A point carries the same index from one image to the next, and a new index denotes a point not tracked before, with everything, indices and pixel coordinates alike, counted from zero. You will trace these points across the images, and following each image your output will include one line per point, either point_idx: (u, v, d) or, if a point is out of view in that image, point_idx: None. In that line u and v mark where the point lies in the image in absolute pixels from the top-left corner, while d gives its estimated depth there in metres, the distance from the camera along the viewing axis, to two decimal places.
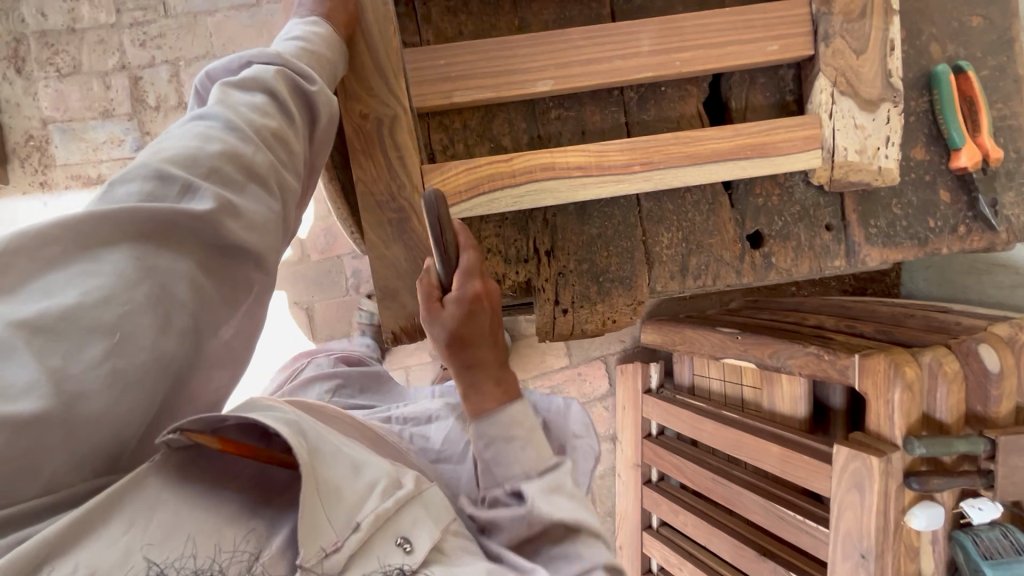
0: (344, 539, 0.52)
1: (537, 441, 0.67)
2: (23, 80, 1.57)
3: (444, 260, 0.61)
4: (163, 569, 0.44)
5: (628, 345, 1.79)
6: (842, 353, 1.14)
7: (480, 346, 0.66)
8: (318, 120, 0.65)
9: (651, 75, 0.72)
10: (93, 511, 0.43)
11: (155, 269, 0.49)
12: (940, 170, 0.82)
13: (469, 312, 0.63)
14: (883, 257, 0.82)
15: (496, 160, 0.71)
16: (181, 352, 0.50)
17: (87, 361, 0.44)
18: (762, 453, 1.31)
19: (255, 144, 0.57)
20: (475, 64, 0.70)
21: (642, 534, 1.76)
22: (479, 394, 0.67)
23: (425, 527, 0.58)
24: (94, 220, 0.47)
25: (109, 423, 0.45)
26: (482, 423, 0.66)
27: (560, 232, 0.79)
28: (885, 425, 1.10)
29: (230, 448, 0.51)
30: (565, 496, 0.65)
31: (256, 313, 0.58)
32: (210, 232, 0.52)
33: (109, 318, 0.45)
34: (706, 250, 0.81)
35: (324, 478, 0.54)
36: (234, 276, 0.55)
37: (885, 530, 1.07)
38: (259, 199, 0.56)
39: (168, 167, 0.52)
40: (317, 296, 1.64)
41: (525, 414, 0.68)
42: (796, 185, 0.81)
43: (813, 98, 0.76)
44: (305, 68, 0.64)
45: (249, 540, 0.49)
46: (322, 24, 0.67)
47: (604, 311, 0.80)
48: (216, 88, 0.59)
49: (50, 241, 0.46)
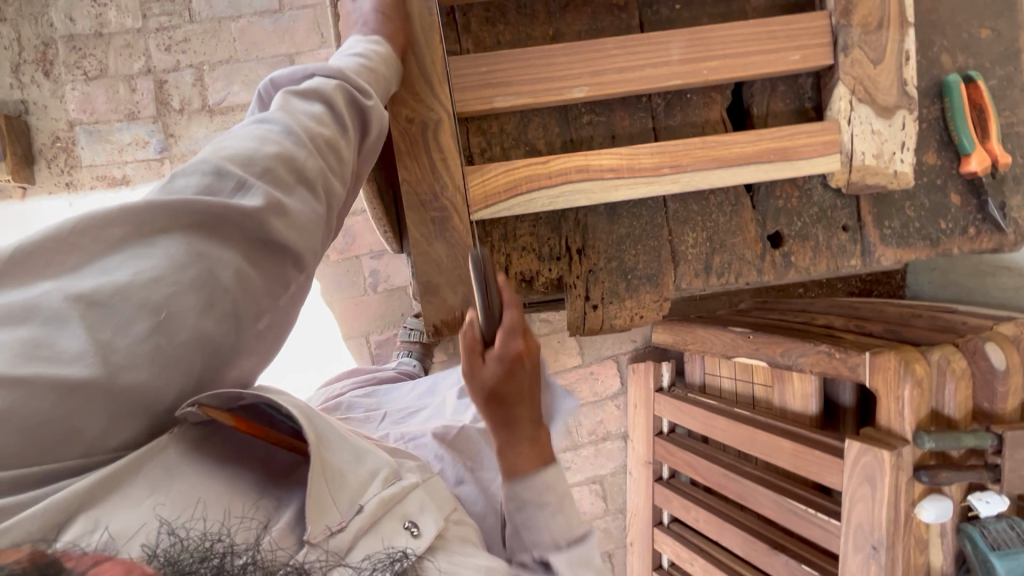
0: (349, 519, 0.57)
1: (569, 510, 0.71)
2: (50, 83, 1.61)
3: (487, 320, 0.65)
4: (175, 528, 0.47)
5: (639, 345, 1.84)
6: (853, 351, 1.18)
7: (518, 405, 0.69)
8: (368, 132, 0.69)
9: (679, 82, 0.76)
10: (117, 472, 0.47)
11: (205, 255, 0.52)
12: (951, 174, 0.86)
13: (509, 370, 0.66)
14: (896, 256, 0.86)
15: (533, 162, 0.75)
16: (222, 338, 0.54)
17: (134, 336, 0.48)
18: (773, 448, 1.35)
19: (308, 149, 0.61)
20: (516, 71, 0.74)
21: (653, 530, 1.79)
22: (515, 453, 0.71)
23: (423, 514, 0.64)
24: (155, 210, 0.52)
25: (144, 393, 0.49)
26: (517, 485, 0.70)
27: (591, 232, 0.82)
28: (896, 421, 1.13)
29: (244, 427, 0.56)
30: (591, 569, 0.70)
31: (289, 308, 0.62)
32: (256, 227, 0.56)
33: (156, 297, 0.49)
34: (729, 249, 0.85)
35: (329, 463, 0.59)
36: (278, 274, 0.59)
37: (895, 522, 1.11)
38: (306, 201, 0.60)
39: (225, 165, 0.56)
40: (337, 295, 1.67)
41: (560, 482, 0.71)
42: (815, 188, 0.85)
43: (831, 105, 0.80)
44: (363, 84, 0.68)
45: (256, 510, 0.53)
46: (382, 44, 0.71)
47: (633, 307, 0.84)
48: (278, 96, 0.64)
49: (114, 223, 0.51)
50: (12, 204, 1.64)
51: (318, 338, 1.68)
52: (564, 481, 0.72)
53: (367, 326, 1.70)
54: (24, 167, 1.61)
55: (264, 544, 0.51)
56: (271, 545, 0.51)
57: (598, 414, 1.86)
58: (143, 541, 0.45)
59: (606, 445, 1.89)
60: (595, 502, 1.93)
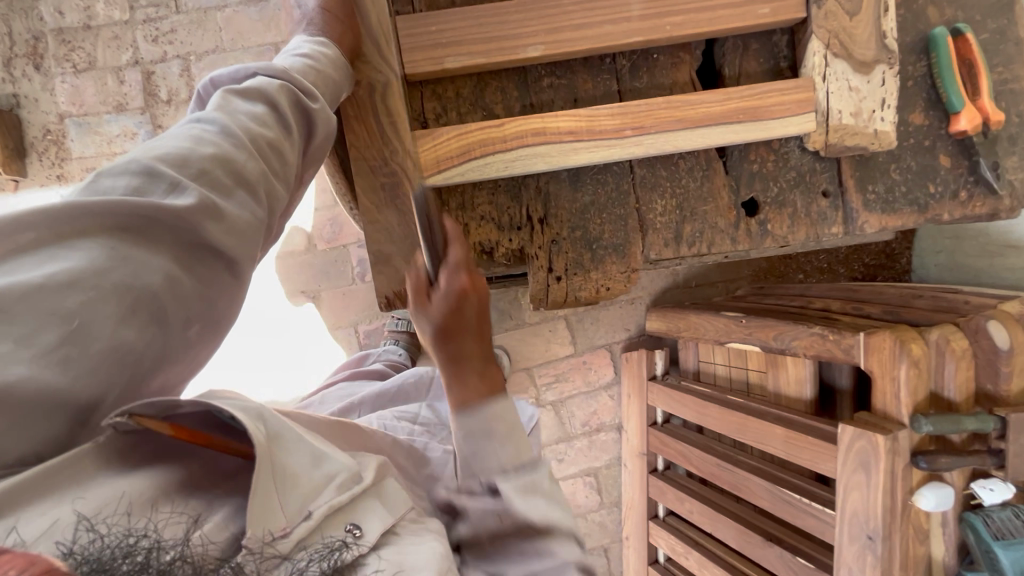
0: (295, 526, 0.50)
1: (517, 440, 0.64)
2: (41, 76, 1.60)
3: (429, 244, 0.64)
4: (94, 524, 0.41)
5: (633, 334, 1.80)
6: (847, 332, 1.10)
7: (465, 337, 0.64)
8: (313, 136, 0.67)
9: (641, 40, 0.72)
10: (19, 484, 0.41)
11: (129, 259, 0.48)
12: (940, 134, 0.81)
13: (454, 303, 0.63)
14: (881, 223, 0.81)
15: (487, 125, 0.72)
16: (144, 346, 0.49)
17: (40, 347, 0.43)
18: (766, 435, 1.28)
19: (247, 151, 0.58)
20: (466, 30, 0.71)
21: (648, 523, 1.74)
22: (463, 389, 0.64)
23: (376, 513, 0.57)
24: (75, 211, 0.48)
25: (44, 409, 0.43)
26: (464, 417, 0.63)
27: (553, 201, 0.79)
28: (892, 404, 1.06)
29: (184, 436, 0.49)
30: (541, 496, 0.63)
31: (228, 317, 0.57)
32: (188, 230, 0.52)
33: (70, 304, 0.45)
34: (700, 217, 0.80)
35: (280, 463, 0.52)
36: (212, 279, 0.55)
37: (892, 510, 1.03)
38: (245, 206, 0.56)
39: (158, 165, 0.52)
40: (325, 285, 1.65)
41: (508, 411, 0.64)
42: (792, 151, 0.80)
43: (807, 61, 0.75)
44: (309, 85, 0.65)
45: (186, 505, 0.47)
46: (330, 46, 0.70)
47: (598, 278, 0.80)
48: (218, 95, 0.61)
49: (26, 226, 0.46)
50: (6, 198, 1.64)
51: (303, 327, 1.64)
52: (514, 412, 0.65)
53: (355, 316, 1.66)
54: (16, 160, 1.59)
55: (194, 539, 0.44)
56: (203, 539, 0.45)
57: (591, 404, 1.82)
58: (56, 539, 0.39)
59: (600, 436, 1.85)
60: (590, 495, 1.89)
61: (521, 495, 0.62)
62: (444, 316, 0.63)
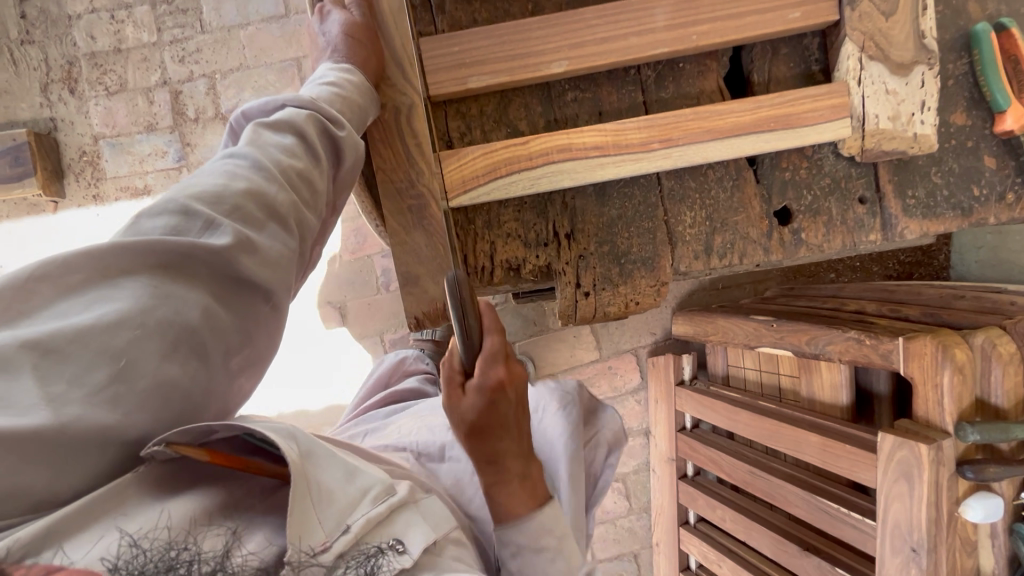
0: (334, 540, 0.49)
1: (568, 552, 0.66)
2: (75, 100, 1.65)
3: (466, 345, 0.60)
4: (137, 539, 0.43)
5: (659, 337, 1.79)
6: (885, 337, 1.06)
7: (503, 436, 0.63)
8: (342, 163, 0.68)
9: (668, 50, 0.71)
10: (65, 516, 0.42)
11: (170, 296, 0.50)
12: (983, 135, 0.78)
13: (491, 404, 0.61)
14: (922, 229, 0.78)
15: (512, 143, 0.71)
16: (188, 382, 0.50)
17: (91, 385, 0.45)
18: (801, 442, 1.25)
19: (279, 183, 0.59)
20: (490, 49, 0.71)
21: (679, 530, 1.72)
22: (506, 494, 0.65)
23: (419, 532, 0.55)
24: (119, 250, 0.49)
25: (98, 444, 0.45)
26: (511, 530, 0.65)
27: (580, 215, 0.78)
28: (935, 411, 1.00)
29: (221, 460, 0.49)
30: None
31: (268, 349, 0.58)
32: (225, 265, 0.53)
33: (118, 343, 0.46)
34: (731, 228, 0.79)
35: (315, 481, 0.51)
36: (248, 311, 0.55)
37: (937, 522, 0.98)
38: (277, 238, 0.57)
39: (193, 204, 0.53)
40: (351, 296, 1.66)
41: (557, 522, 0.66)
42: (826, 157, 0.78)
43: (840, 66, 0.73)
44: (336, 113, 0.66)
45: (226, 517, 0.48)
46: (354, 72, 0.72)
47: (627, 293, 0.79)
48: (249, 128, 0.62)
49: (75, 268, 0.48)
50: (45, 217, 1.69)
51: (330, 337, 1.66)
52: (561, 520, 0.67)
53: (381, 325, 1.68)
54: (55, 181, 1.65)
55: (233, 551, 0.45)
56: (242, 552, 0.46)
57: (618, 409, 1.81)
58: (102, 556, 0.41)
59: (627, 442, 1.84)
60: (618, 500, 1.88)
61: None
62: (479, 417, 0.61)
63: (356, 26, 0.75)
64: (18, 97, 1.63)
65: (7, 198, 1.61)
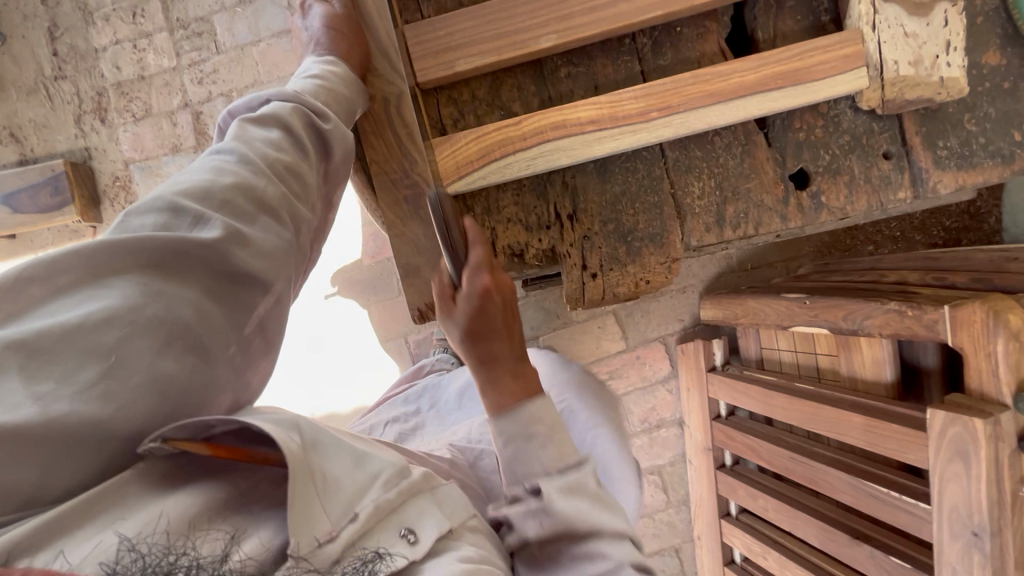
0: (341, 529, 0.49)
1: (559, 439, 0.65)
2: (106, 128, 1.73)
3: (452, 260, 0.64)
4: (135, 543, 0.41)
5: (687, 324, 1.72)
6: (929, 306, 0.97)
7: (493, 338, 0.67)
8: (332, 155, 0.68)
9: (661, 14, 0.68)
10: (62, 515, 0.42)
11: (161, 295, 0.50)
12: (1022, 73, 0.71)
13: (478, 305, 0.65)
14: (957, 181, 0.72)
15: (503, 125, 0.69)
16: (187, 375, 0.50)
17: (80, 383, 0.45)
18: (843, 425, 1.17)
19: (267, 177, 0.59)
20: (476, 30, 0.69)
21: (720, 522, 1.65)
22: (498, 391, 0.67)
23: (432, 519, 0.55)
24: (108, 251, 0.50)
25: (87, 438, 0.45)
26: (502, 420, 0.65)
27: (581, 195, 0.76)
28: (989, 383, 0.90)
29: (223, 453, 0.49)
30: (586, 497, 0.63)
31: (270, 339, 0.60)
32: (217, 258, 0.53)
33: (107, 340, 0.46)
34: (743, 196, 0.74)
35: (321, 469, 0.51)
36: (245, 303, 0.56)
37: (1001, 503, 0.89)
38: (270, 230, 0.58)
39: (181, 201, 0.54)
40: (373, 299, 1.67)
41: (547, 412, 0.66)
42: (843, 113, 0.73)
43: (852, 12, 0.68)
44: (321, 106, 0.66)
45: (223, 517, 0.47)
46: (338, 64, 0.72)
47: (636, 271, 0.76)
48: (235, 125, 0.62)
49: (65, 271, 0.49)
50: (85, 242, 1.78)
51: (356, 342, 1.69)
52: (554, 412, 0.67)
53: (404, 327, 1.68)
54: (92, 208, 1.73)
55: (233, 555, 0.44)
56: (241, 556, 0.44)
57: (649, 400, 1.76)
58: (99, 559, 0.40)
59: (661, 433, 1.79)
60: (655, 493, 1.83)
61: (564, 494, 0.62)
62: (470, 320, 0.66)
63: (336, 18, 0.76)
64: (56, 130, 1.72)
65: (51, 227, 1.71)
